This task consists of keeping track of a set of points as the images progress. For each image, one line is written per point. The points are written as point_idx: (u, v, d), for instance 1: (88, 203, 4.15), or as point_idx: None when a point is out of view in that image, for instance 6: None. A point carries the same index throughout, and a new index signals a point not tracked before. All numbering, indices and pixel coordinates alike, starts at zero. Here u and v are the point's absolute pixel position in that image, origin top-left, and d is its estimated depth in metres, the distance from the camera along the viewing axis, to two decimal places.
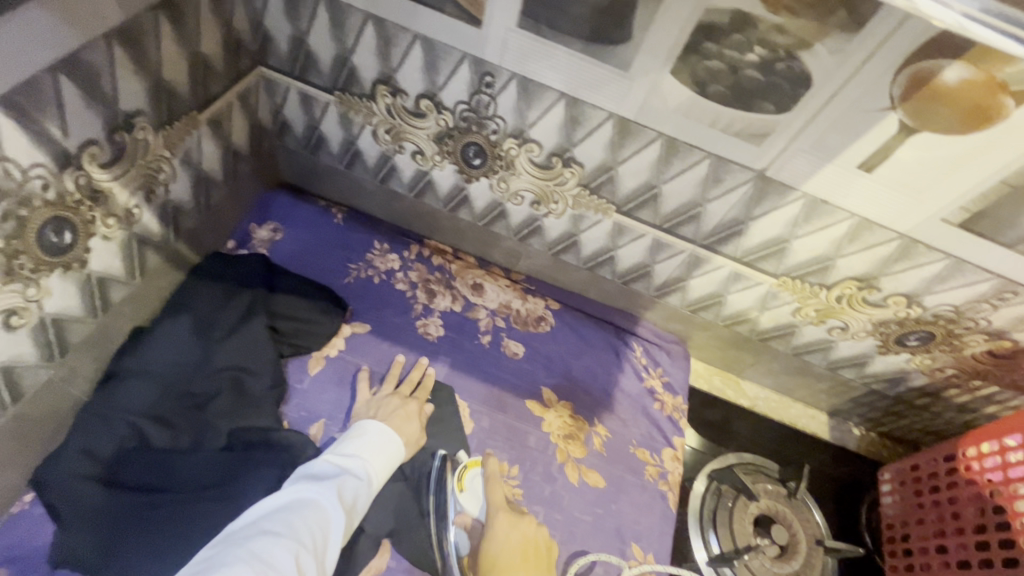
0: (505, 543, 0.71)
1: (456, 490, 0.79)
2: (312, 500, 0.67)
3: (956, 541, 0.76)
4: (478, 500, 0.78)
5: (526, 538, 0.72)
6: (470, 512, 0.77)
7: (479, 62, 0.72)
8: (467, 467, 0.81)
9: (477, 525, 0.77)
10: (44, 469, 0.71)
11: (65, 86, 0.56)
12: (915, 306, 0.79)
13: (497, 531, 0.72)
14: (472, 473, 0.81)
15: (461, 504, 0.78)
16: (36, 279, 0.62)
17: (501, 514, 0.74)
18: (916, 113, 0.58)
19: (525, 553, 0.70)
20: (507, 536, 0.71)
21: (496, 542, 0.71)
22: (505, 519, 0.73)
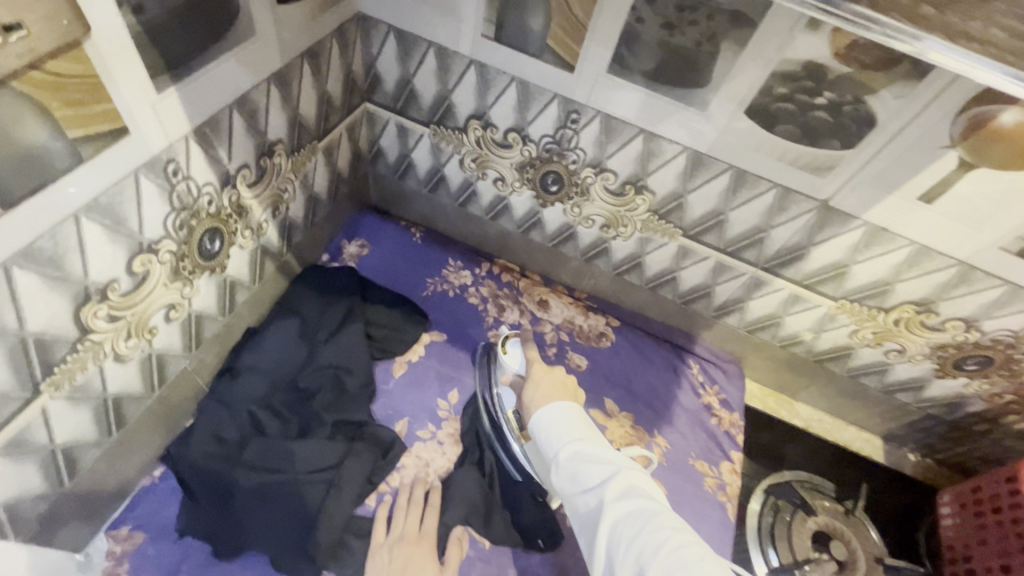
0: (541, 386, 0.76)
1: (501, 352, 0.88)
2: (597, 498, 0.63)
3: (1019, 559, 0.79)
4: (519, 360, 0.86)
5: (562, 383, 0.77)
6: (511, 369, 0.86)
7: (567, 102, 0.81)
8: (507, 336, 0.90)
9: (517, 380, 0.85)
10: (177, 447, 0.81)
11: (235, 120, 0.68)
12: (973, 331, 0.83)
13: (535, 374, 0.78)
14: (511, 341, 0.89)
15: (504, 364, 0.87)
16: (192, 279, 0.73)
17: (537, 364, 0.80)
18: (975, 151, 0.64)
19: (560, 389, 0.76)
20: (545, 379, 0.77)
21: (534, 385, 0.77)
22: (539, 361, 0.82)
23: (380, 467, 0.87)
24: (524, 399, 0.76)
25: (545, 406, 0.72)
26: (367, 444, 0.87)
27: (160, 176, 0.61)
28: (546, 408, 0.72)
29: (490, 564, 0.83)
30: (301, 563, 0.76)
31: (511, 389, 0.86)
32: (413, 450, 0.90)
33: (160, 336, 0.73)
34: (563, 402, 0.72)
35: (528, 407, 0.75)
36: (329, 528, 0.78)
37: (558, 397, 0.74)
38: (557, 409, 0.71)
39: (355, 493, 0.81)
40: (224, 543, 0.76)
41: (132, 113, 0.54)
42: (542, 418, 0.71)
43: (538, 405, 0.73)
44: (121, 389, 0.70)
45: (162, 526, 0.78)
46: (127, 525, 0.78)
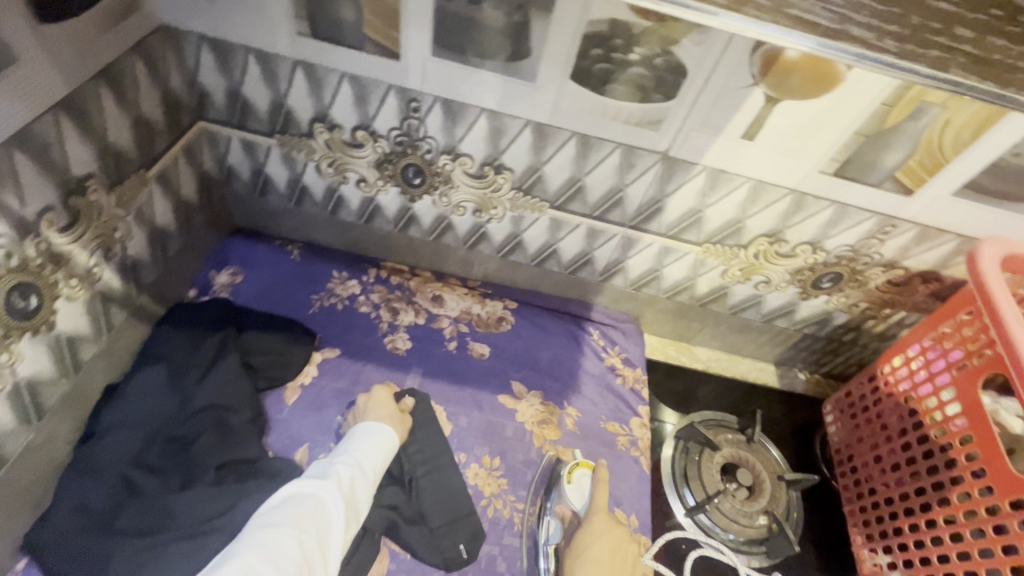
0: (598, 543, 0.79)
1: (565, 481, 0.89)
2: (313, 494, 0.73)
3: (887, 448, 0.86)
4: (581, 494, 0.87)
5: (617, 549, 0.79)
6: (572, 504, 0.87)
7: (404, 91, 0.80)
8: (578, 466, 0.90)
9: (574, 517, 0.86)
10: (35, 532, 0.72)
11: (19, 159, 0.61)
12: (820, 251, 0.91)
13: (596, 527, 0.81)
14: (580, 472, 0.90)
15: (566, 494, 0.88)
16: (7, 344, 0.65)
17: (603, 518, 0.82)
18: (774, 85, 0.69)
19: (613, 557, 0.78)
20: (604, 539, 0.80)
21: (590, 540, 0.80)
22: (603, 517, 0.82)
23: None
24: (575, 549, 0.80)
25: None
26: (263, 480, 0.82)
27: None
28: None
29: (414, 572, 0.83)
30: None
31: (561, 523, 0.87)
32: None
33: None
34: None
35: (577, 563, 0.78)
36: None
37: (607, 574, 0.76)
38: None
39: None
40: None
41: None
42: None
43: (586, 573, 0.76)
44: None
45: None
46: None
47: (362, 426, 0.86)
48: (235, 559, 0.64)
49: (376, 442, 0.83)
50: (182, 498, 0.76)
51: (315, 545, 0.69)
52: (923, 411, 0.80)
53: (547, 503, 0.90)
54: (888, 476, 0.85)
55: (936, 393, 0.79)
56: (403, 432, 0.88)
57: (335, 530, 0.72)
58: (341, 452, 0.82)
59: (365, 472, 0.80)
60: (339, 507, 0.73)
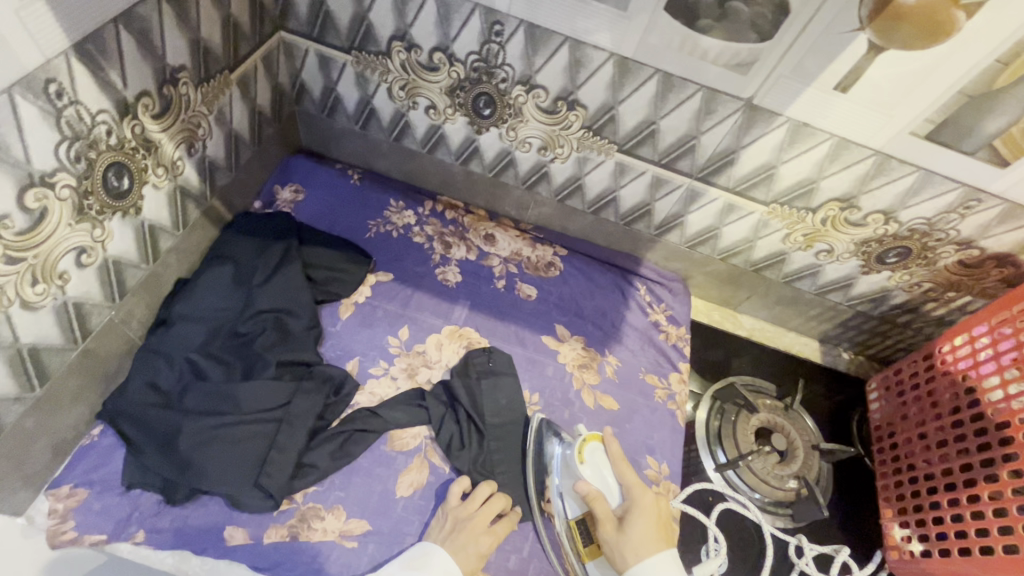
0: (643, 517, 0.75)
1: (579, 462, 0.82)
2: None
3: (934, 426, 0.84)
4: (604, 475, 0.81)
5: (659, 516, 0.76)
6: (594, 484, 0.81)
7: (488, 12, 0.79)
8: (588, 441, 0.83)
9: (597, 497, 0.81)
10: (112, 402, 0.78)
11: (124, 38, 0.62)
12: (892, 223, 0.88)
13: (639, 502, 0.76)
14: (592, 448, 0.83)
15: (584, 476, 0.81)
16: (102, 220, 0.68)
17: (643, 490, 0.78)
18: (882, 32, 0.66)
19: (661, 527, 0.75)
20: (649, 512, 0.75)
21: (634, 518, 0.75)
22: (641, 491, 0.78)
23: (332, 404, 0.86)
24: (619, 533, 0.74)
25: (654, 557, 0.70)
26: (318, 383, 0.86)
27: (41, 97, 0.56)
28: (658, 560, 0.70)
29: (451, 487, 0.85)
30: (257, 501, 0.75)
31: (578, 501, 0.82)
32: (366, 386, 0.90)
33: (75, 283, 0.68)
34: (673, 552, 0.72)
35: (626, 545, 0.73)
36: (282, 462, 0.77)
37: (664, 545, 0.72)
38: (669, 568, 0.70)
39: (307, 428, 0.81)
40: (174, 490, 0.74)
41: None
42: (651, 567, 0.69)
43: (641, 548, 0.72)
44: (38, 339, 0.66)
45: (107, 481, 0.75)
46: (68, 483, 0.75)
47: (436, 554, 0.75)
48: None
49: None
50: (245, 387, 0.79)
51: None
52: (980, 390, 0.78)
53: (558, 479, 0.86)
54: (931, 454, 0.84)
55: (998, 373, 0.77)
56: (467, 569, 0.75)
57: None
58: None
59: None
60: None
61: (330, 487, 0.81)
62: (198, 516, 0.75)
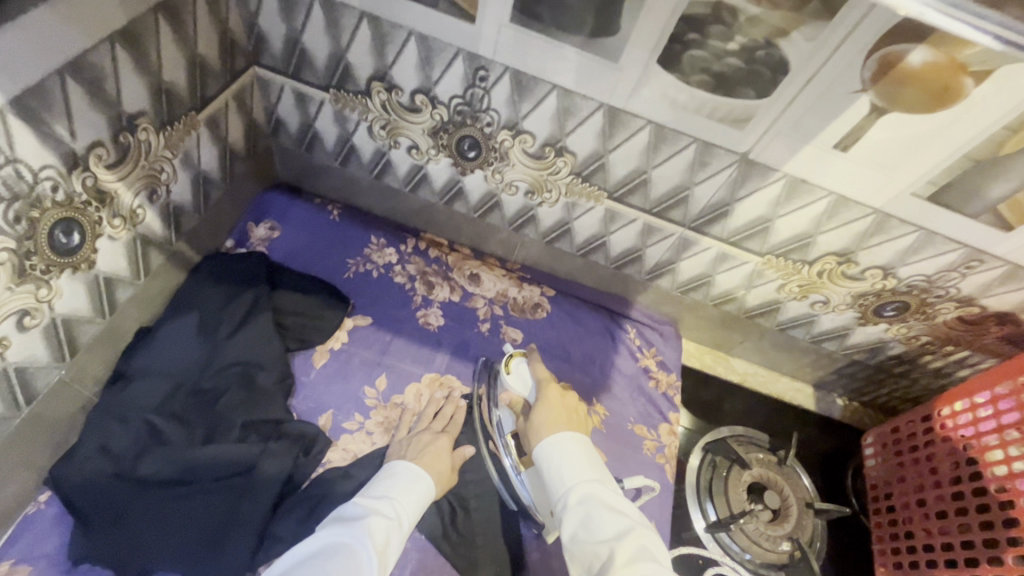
0: (552, 408, 0.74)
1: (505, 372, 0.80)
2: (345, 545, 0.65)
3: (934, 493, 0.81)
4: (525, 381, 0.79)
5: (570, 409, 0.75)
6: (516, 391, 0.79)
7: (472, 57, 0.75)
8: (512, 355, 0.82)
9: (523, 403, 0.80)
10: (59, 469, 0.72)
11: (72, 89, 0.58)
12: (891, 278, 0.84)
13: (549, 397, 0.75)
14: (516, 360, 0.81)
15: (508, 384, 0.79)
16: (47, 280, 0.63)
17: (554, 388, 0.77)
18: (885, 95, 0.62)
19: (569, 416, 0.74)
20: (559, 403, 0.75)
21: (543, 409, 0.74)
22: (554, 388, 0.77)
23: (301, 466, 0.81)
24: (530, 423, 0.74)
25: (552, 435, 0.71)
26: (287, 443, 0.81)
27: None
28: (556, 437, 0.71)
29: (426, 554, 0.80)
30: None
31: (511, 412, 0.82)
32: (339, 443, 0.85)
33: (17, 348, 0.63)
34: (571, 432, 0.71)
35: (535, 432, 0.73)
36: (242, 535, 0.72)
37: (566, 426, 0.72)
38: (570, 443, 0.70)
39: (273, 496, 0.75)
40: (124, 569, 0.68)
41: None
42: (551, 445, 0.70)
43: (546, 432, 0.72)
44: None
45: (52, 556, 0.70)
46: (8, 559, 0.69)
47: (402, 465, 0.78)
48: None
49: (412, 487, 0.75)
50: (203, 452, 0.74)
51: None
52: (983, 462, 0.75)
53: (493, 397, 0.84)
54: (930, 523, 0.81)
55: (1001, 446, 0.74)
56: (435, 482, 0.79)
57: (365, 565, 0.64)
58: (382, 493, 0.73)
59: (400, 525, 0.71)
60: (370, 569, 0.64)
61: None
62: None
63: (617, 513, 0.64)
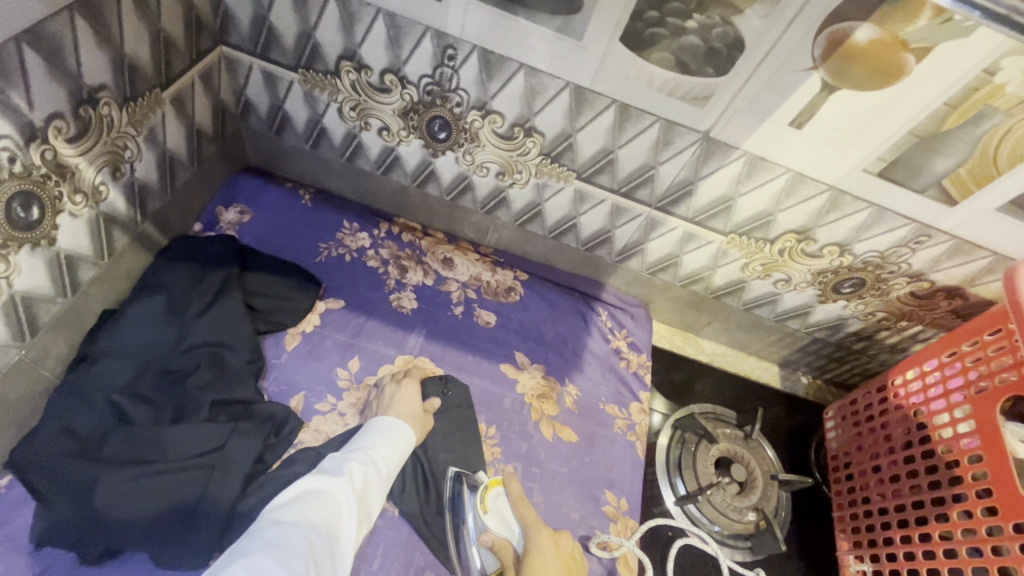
0: (548, 562, 0.69)
1: (483, 512, 0.77)
2: (324, 490, 0.70)
3: (888, 459, 0.85)
4: (508, 523, 0.76)
5: (565, 558, 0.71)
6: (497, 532, 0.75)
7: (440, 35, 0.75)
8: (490, 487, 0.79)
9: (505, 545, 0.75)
10: (20, 451, 0.70)
11: (29, 57, 0.57)
12: (847, 255, 0.88)
13: (542, 548, 0.70)
14: (494, 493, 0.79)
15: (489, 526, 0.76)
16: (5, 254, 0.62)
17: (544, 532, 0.72)
18: (835, 72, 0.65)
19: (569, 572, 0.69)
20: (553, 555, 0.70)
21: (540, 567, 0.68)
22: (545, 535, 0.72)
23: (272, 445, 0.81)
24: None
25: None
26: (257, 423, 0.80)
27: None
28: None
29: (400, 531, 0.81)
30: (185, 557, 0.69)
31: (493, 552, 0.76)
32: (311, 423, 0.85)
33: None
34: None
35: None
36: (211, 514, 0.71)
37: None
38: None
39: (243, 474, 0.75)
40: (89, 548, 0.67)
41: None
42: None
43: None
44: None
45: (13, 540, 0.68)
46: None
47: (378, 419, 0.82)
48: (246, 558, 0.59)
49: (392, 438, 0.80)
50: (171, 430, 0.74)
51: (325, 543, 0.66)
52: (931, 426, 0.79)
53: (466, 529, 0.78)
54: (885, 487, 0.85)
55: (948, 410, 0.77)
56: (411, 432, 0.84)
57: (345, 508, 0.70)
58: (361, 444, 0.78)
59: (378, 471, 0.76)
60: (350, 510, 0.70)
61: None
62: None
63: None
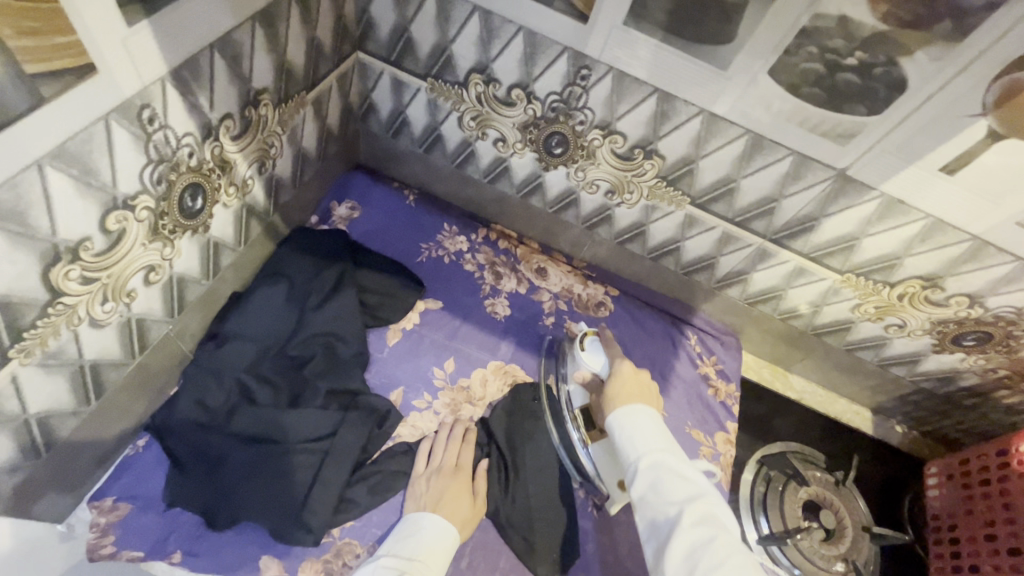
0: (626, 381, 0.77)
1: (579, 348, 0.88)
2: None
3: (1005, 529, 0.81)
4: (599, 357, 0.86)
5: (643, 382, 0.78)
6: (590, 367, 0.86)
7: (577, 56, 0.76)
8: (587, 332, 0.89)
9: (595, 377, 0.86)
10: (161, 418, 0.77)
11: (217, 63, 0.62)
12: (976, 307, 0.83)
13: (622, 371, 0.79)
14: (591, 337, 0.89)
15: (582, 360, 0.86)
16: (173, 239, 0.68)
17: (626, 362, 0.80)
18: (1006, 121, 0.61)
19: (642, 388, 0.77)
20: (631, 380, 0.77)
21: (619, 382, 0.77)
22: (628, 364, 0.80)
23: (374, 437, 0.84)
24: (606, 391, 0.77)
25: (626, 404, 0.73)
26: (362, 414, 0.84)
27: (132, 122, 0.55)
28: (629, 408, 0.72)
29: (489, 533, 0.83)
30: (296, 536, 0.73)
31: (584, 386, 0.88)
32: (409, 419, 0.88)
33: (140, 300, 0.68)
34: (645, 405, 0.73)
35: (609, 401, 0.76)
36: (323, 498, 0.75)
37: (640, 399, 0.74)
38: (641, 415, 0.71)
39: (352, 461, 0.79)
40: (215, 516, 0.73)
41: (101, 49, 0.48)
42: (621, 416, 0.72)
43: (621, 402, 0.74)
44: (99, 356, 0.65)
45: (148, 497, 0.74)
46: (111, 496, 0.74)
47: (426, 516, 0.76)
48: None
49: (437, 545, 0.73)
50: (290, 414, 0.78)
51: None
52: None
53: (566, 373, 0.91)
54: (1000, 558, 0.81)
55: None
56: (464, 516, 0.78)
57: None
58: (411, 553, 0.72)
59: None
60: None
61: (368, 524, 0.78)
62: (235, 543, 0.73)
63: (686, 479, 0.65)
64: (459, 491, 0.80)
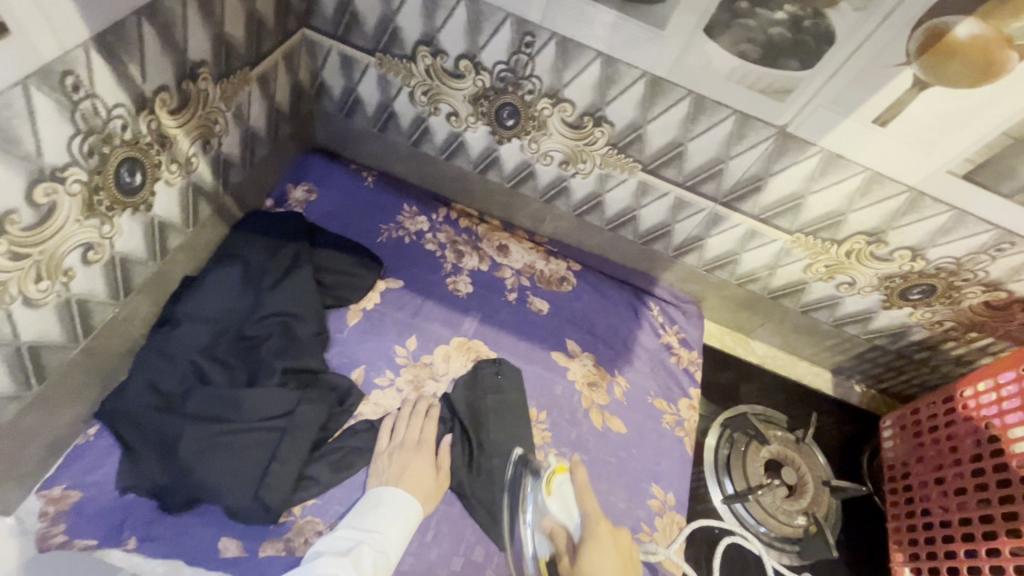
0: (607, 563, 0.66)
1: (546, 494, 0.75)
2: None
3: (953, 472, 0.85)
4: (570, 510, 0.73)
5: (623, 555, 0.68)
6: (559, 520, 0.73)
7: (521, 22, 0.77)
8: (555, 472, 0.76)
9: (564, 536, 0.73)
10: (112, 403, 0.75)
11: (146, 31, 0.60)
12: (919, 260, 0.86)
13: (599, 537, 0.68)
14: (559, 479, 0.76)
15: (550, 509, 0.74)
16: (111, 217, 0.66)
17: (605, 526, 0.69)
18: (929, 68, 0.63)
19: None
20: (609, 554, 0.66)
21: (598, 557, 0.66)
22: (605, 528, 0.69)
23: (335, 415, 0.84)
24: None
25: None
26: (323, 392, 0.83)
27: (56, 90, 0.53)
28: None
29: (454, 505, 0.83)
30: (255, 514, 0.72)
31: (549, 537, 0.75)
32: (371, 396, 0.88)
33: (80, 280, 0.66)
34: None
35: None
36: (282, 475, 0.75)
37: None
38: None
39: (310, 438, 0.78)
40: (170, 498, 0.72)
41: (14, 7, 0.47)
42: None
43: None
44: (38, 337, 0.63)
45: (102, 484, 0.73)
46: (60, 485, 0.72)
47: (388, 491, 0.76)
48: None
49: (397, 518, 0.74)
50: (246, 393, 0.77)
51: None
52: (1006, 440, 0.78)
53: (527, 506, 0.79)
54: (949, 500, 0.85)
55: None
56: (426, 490, 0.79)
57: None
58: (369, 525, 0.72)
59: (386, 558, 0.70)
60: None
61: (330, 501, 0.78)
62: (193, 525, 0.72)
63: None
64: (422, 466, 0.80)
